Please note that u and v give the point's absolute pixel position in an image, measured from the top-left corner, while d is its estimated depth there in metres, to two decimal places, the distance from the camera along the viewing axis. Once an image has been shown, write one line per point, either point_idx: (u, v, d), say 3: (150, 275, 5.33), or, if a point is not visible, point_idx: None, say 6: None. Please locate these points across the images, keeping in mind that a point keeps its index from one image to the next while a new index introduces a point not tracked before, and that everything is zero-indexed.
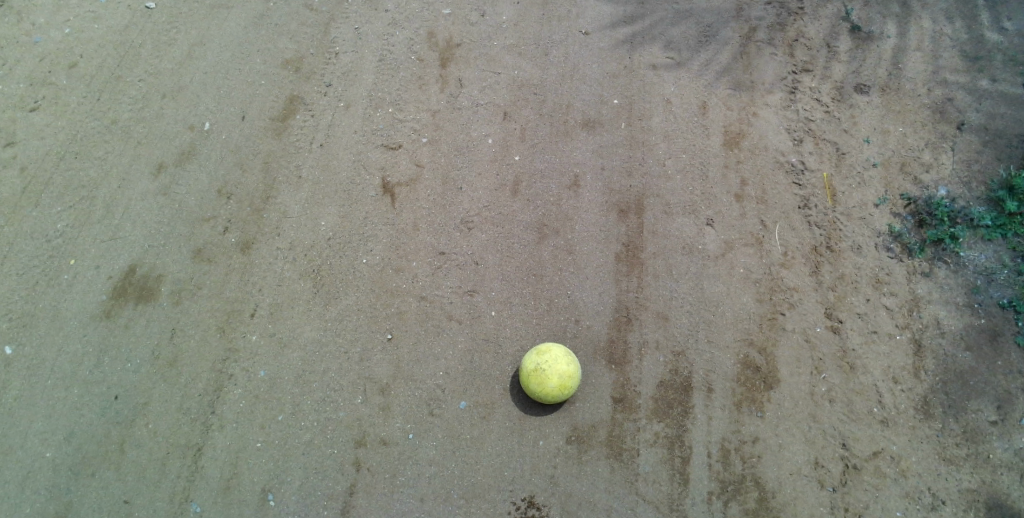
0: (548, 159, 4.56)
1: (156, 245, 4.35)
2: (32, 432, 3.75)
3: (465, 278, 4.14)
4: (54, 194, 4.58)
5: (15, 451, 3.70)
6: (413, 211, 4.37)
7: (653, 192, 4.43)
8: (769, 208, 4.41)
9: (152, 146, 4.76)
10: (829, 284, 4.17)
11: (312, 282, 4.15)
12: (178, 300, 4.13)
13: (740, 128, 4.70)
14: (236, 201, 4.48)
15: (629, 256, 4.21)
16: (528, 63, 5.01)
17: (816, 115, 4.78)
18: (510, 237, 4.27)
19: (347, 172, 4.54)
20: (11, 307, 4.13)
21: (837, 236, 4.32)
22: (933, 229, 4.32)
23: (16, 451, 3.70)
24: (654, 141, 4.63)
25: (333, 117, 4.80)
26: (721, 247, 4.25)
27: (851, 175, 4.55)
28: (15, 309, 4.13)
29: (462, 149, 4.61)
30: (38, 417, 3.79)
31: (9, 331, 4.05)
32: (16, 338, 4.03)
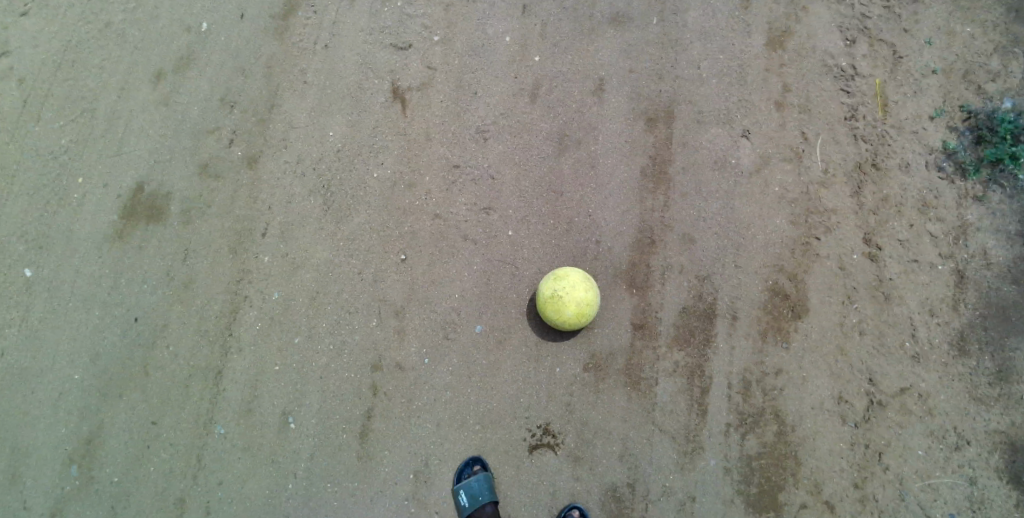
0: (570, 60, 4.10)
1: (162, 161, 4.17)
2: (60, 353, 3.85)
3: (481, 195, 3.90)
4: (54, 108, 4.31)
5: (44, 373, 3.83)
6: (425, 120, 4.05)
7: (683, 98, 4.04)
8: (812, 119, 4.03)
9: (151, 53, 4.37)
10: (871, 207, 3.88)
11: (322, 199, 3.95)
12: (188, 219, 4.01)
13: (785, 26, 4.16)
14: (240, 111, 4.19)
15: (656, 172, 3.91)
16: None
17: (873, 11, 4.17)
18: (529, 149, 3.97)
19: (353, 76, 4.16)
20: (25, 228, 4.08)
21: (885, 152, 3.98)
22: (992, 148, 3.94)
23: (45, 373, 3.83)
24: (688, 40, 4.13)
25: (338, 13, 4.28)
26: (755, 163, 3.94)
27: (907, 81, 4.08)
28: (28, 231, 4.08)
29: (476, 50, 4.14)
30: (62, 339, 3.87)
31: (27, 254, 4.03)
32: (33, 261, 4.02)
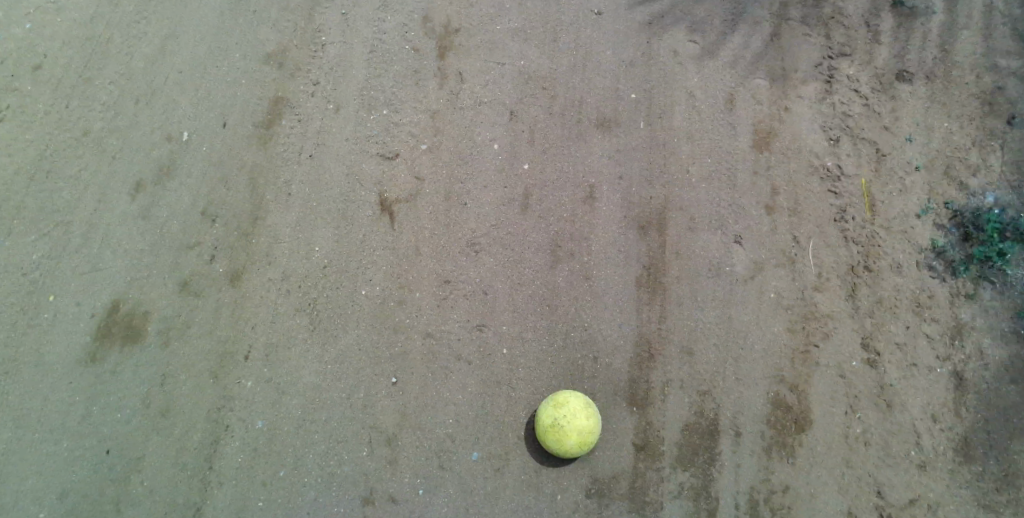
0: (560, 169, 4.18)
1: (141, 277, 4.03)
2: (25, 488, 3.69)
3: (474, 311, 3.90)
4: (25, 221, 4.15)
5: (9, 509, 3.67)
6: (415, 231, 4.06)
7: (675, 205, 4.09)
8: (802, 221, 4.06)
9: (129, 162, 4.27)
10: (866, 309, 3.88)
11: (308, 319, 3.90)
12: (166, 341, 3.88)
13: (771, 126, 4.27)
14: (223, 224, 4.13)
15: (650, 281, 3.94)
16: (535, 51, 4.45)
17: (854, 109, 4.29)
18: (521, 262, 3.99)
19: (341, 187, 4.17)
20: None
21: (876, 253, 3.98)
22: (980, 245, 3.96)
23: (10, 509, 3.67)
24: (676, 144, 4.23)
25: (323, 122, 4.34)
26: (750, 269, 3.96)
27: (892, 180, 4.13)
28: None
29: (465, 157, 4.22)
30: (31, 472, 3.71)
31: None
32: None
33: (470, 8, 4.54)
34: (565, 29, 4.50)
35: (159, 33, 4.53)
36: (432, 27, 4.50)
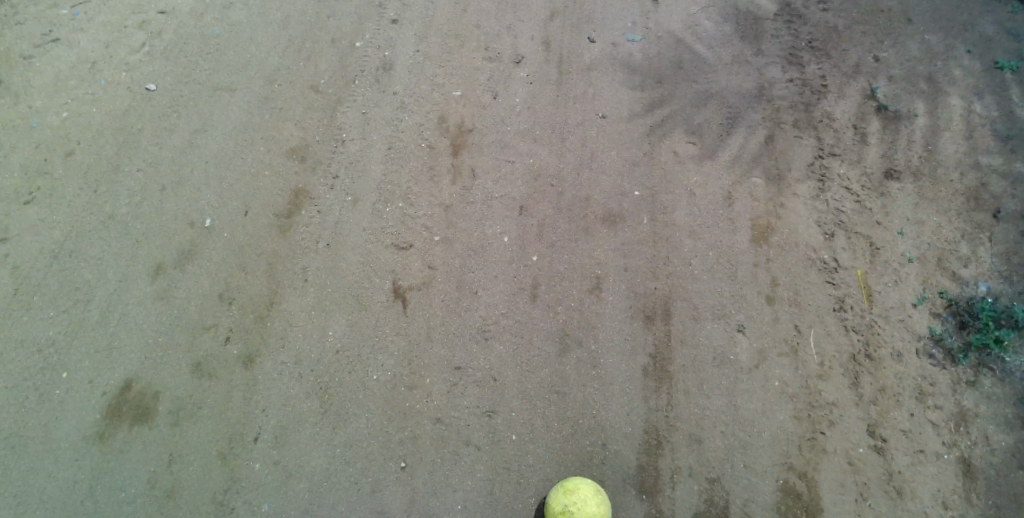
0: (569, 260, 4.39)
1: (156, 357, 4.10)
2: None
3: (484, 397, 3.95)
4: (46, 297, 4.32)
5: None
6: (426, 319, 4.20)
7: (679, 296, 4.26)
8: (803, 311, 4.20)
9: (151, 244, 4.54)
10: (870, 397, 3.93)
11: (319, 402, 3.94)
12: (177, 422, 3.90)
13: (768, 222, 4.53)
14: (239, 308, 4.27)
15: (658, 370, 4.02)
16: (543, 149, 4.89)
17: (846, 206, 4.58)
18: (530, 349, 4.09)
19: (356, 273, 4.37)
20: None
21: (877, 342, 4.09)
22: (977, 333, 4.08)
23: None
24: (678, 239, 4.47)
25: (340, 213, 4.63)
26: (754, 357, 4.05)
27: (886, 270, 4.32)
28: (3, 427, 3.91)
29: (476, 250, 4.45)
30: None
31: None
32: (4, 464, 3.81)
33: (482, 111, 5.09)
34: (571, 130, 4.98)
35: (188, 128, 5.08)
36: (447, 126, 5.02)
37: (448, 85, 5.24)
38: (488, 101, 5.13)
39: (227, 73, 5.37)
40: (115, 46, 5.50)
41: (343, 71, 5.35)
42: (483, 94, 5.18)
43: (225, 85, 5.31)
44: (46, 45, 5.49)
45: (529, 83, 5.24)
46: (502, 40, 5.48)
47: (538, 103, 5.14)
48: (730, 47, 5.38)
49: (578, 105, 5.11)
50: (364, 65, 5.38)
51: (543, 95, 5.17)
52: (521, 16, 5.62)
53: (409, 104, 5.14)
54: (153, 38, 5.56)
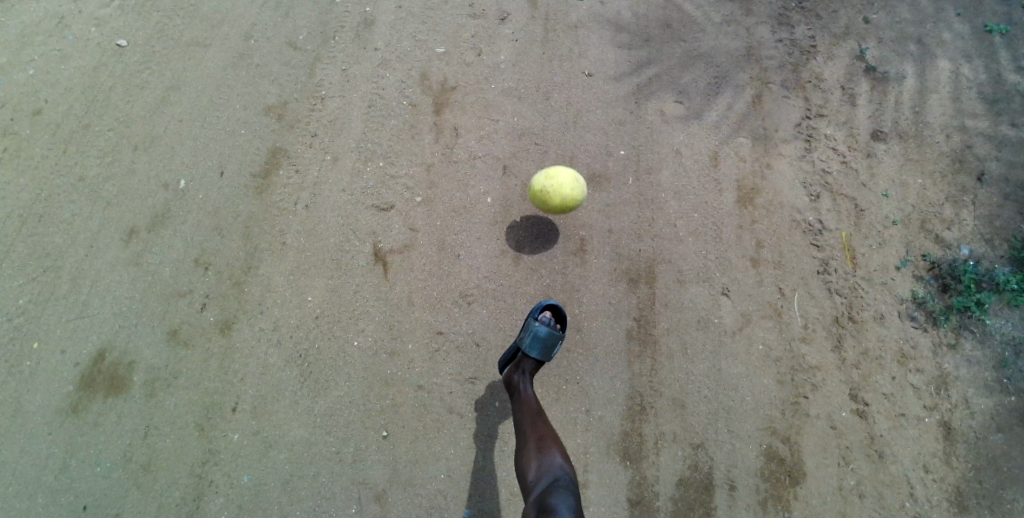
0: (554, 222, 4.31)
1: (128, 324, 4.00)
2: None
3: (466, 363, 3.91)
4: (15, 263, 4.18)
5: None
6: (408, 283, 4.12)
7: (664, 258, 4.21)
8: (788, 273, 4.18)
9: (124, 208, 4.39)
10: (853, 360, 3.94)
11: (299, 371, 3.88)
12: (152, 392, 3.82)
13: (753, 183, 4.47)
14: (216, 273, 4.16)
15: (642, 334, 4.00)
16: (528, 109, 4.76)
17: (832, 167, 4.54)
18: (512, 313, 4.04)
19: (336, 237, 4.26)
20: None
21: (860, 304, 4.08)
22: (959, 296, 4.09)
23: None
24: (663, 199, 4.40)
25: (320, 171, 4.50)
26: (738, 321, 4.03)
27: (870, 233, 4.30)
28: None
29: (460, 209, 4.35)
30: None
31: None
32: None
33: (465, 68, 4.93)
34: (556, 89, 4.84)
35: (162, 85, 4.89)
36: (429, 84, 4.86)
37: (431, 41, 5.06)
38: (472, 58, 4.97)
39: (200, 29, 5.16)
40: (83, 1, 5.25)
41: (322, 26, 5.15)
42: (466, 51, 5.01)
43: (199, 41, 5.09)
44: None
45: (516, 40, 5.07)
46: None
47: (525, 61, 4.99)
48: (721, 6, 5.27)
49: (565, 64, 4.96)
50: (344, 20, 5.18)
51: (530, 53, 5.02)
52: None
53: (390, 61, 4.97)
54: None
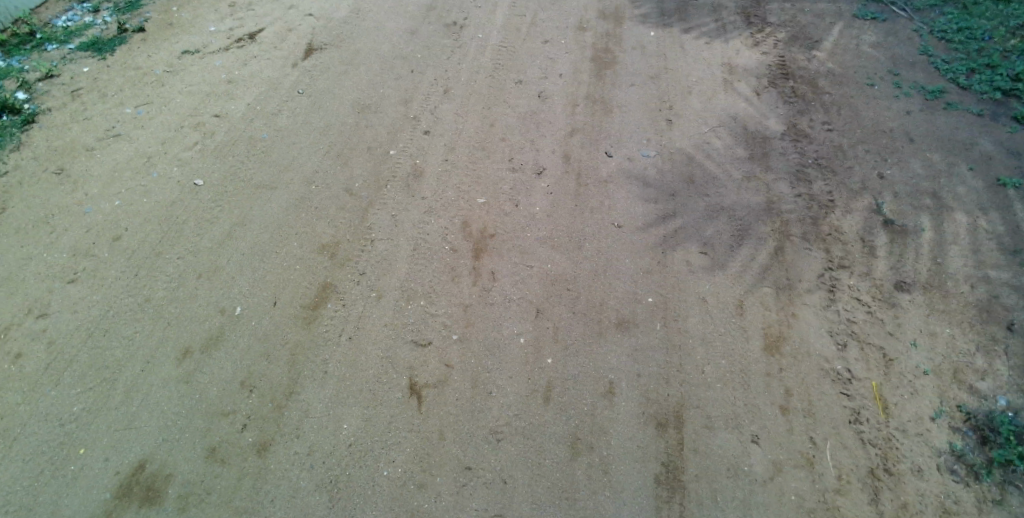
0: (582, 363, 4.46)
1: (170, 439, 4.19)
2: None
3: (493, 499, 3.90)
4: (76, 373, 4.51)
5: None
6: (440, 416, 4.24)
7: (692, 402, 4.26)
8: (818, 423, 4.15)
9: (180, 329, 4.74)
10: (892, 514, 3.80)
11: (328, 496, 3.93)
12: (184, 506, 3.93)
13: (779, 331, 4.59)
14: (258, 396, 4.37)
15: (670, 478, 3.96)
16: (560, 256, 5.10)
17: (858, 316, 4.65)
18: (542, 453, 4.06)
19: (374, 368, 4.47)
20: (10, 497, 3.98)
21: (896, 456, 4.01)
22: (1000, 448, 4.02)
23: None
24: (691, 345, 4.54)
25: (363, 308, 4.82)
26: (768, 469, 3.98)
27: (901, 383, 4.31)
28: (12, 499, 3.98)
29: (493, 348, 4.55)
30: None
31: None
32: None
33: (503, 218, 5.39)
34: (587, 238, 5.21)
35: (230, 220, 5.44)
36: (470, 231, 5.29)
37: (472, 192, 5.58)
38: (510, 209, 5.44)
39: (269, 174, 5.81)
40: (169, 143, 6.08)
41: (375, 176, 5.76)
42: (505, 202, 5.50)
43: (266, 184, 5.72)
44: (107, 139, 6.13)
45: (550, 193, 5.57)
46: (524, 152, 5.92)
47: (558, 212, 5.43)
48: (741, 164, 5.75)
49: (596, 215, 5.39)
50: (396, 170, 5.80)
51: (563, 204, 5.47)
52: (543, 131, 6.11)
53: (435, 208, 5.46)
54: (205, 139, 6.12)
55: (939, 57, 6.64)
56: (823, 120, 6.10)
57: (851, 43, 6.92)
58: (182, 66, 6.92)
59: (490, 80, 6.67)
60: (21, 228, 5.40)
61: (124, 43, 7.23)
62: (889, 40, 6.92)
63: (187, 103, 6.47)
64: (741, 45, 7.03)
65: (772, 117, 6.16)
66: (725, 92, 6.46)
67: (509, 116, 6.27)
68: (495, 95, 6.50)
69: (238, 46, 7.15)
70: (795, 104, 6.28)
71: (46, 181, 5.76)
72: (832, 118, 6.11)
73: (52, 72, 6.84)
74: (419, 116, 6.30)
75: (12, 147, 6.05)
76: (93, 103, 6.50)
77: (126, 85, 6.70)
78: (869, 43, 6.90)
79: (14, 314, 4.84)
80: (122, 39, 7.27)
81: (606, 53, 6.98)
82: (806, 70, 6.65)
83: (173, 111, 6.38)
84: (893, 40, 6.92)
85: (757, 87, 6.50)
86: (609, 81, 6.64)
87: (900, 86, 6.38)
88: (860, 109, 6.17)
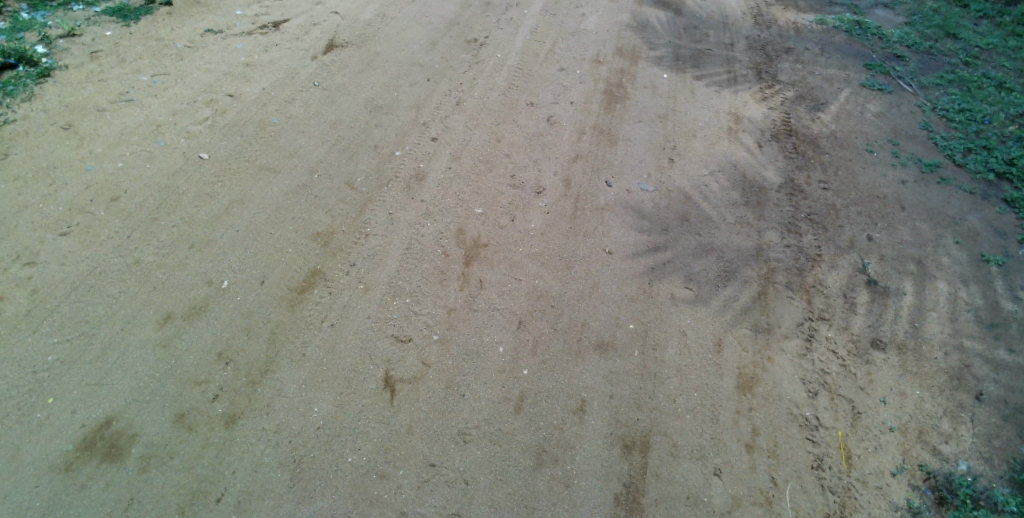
0: (557, 379, 4.51)
1: (140, 400, 4.19)
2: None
3: (452, 498, 3.91)
4: (54, 324, 4.52)
5: None
6: (410, 412, 4.26)
7: (660, 429, 4.31)
8: (781, 464, 4.21)
9: (165, 294, 4.76)
10: None
11: (289, 474, 3.93)
12: (145, 467, 3.91)
13: (753, 372, 4.66)
14: (233, 369, 4.38)
15: (629, 500, 3.99)
16: (549, 273, 5.18)
17: (831, 367, 4.74)
18: (507, 460, 4.09)
19: (352, 358, 4.50)
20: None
21: (853, 506, 4.07)
22: (955, 510, 4.10)
23: None
24: (666, 374, 4.60)
25: (349, 298, 4.86)
26: (727, 503, 4.02)
27: (866, 436, 4.39)
28: None
29: (471, 353, 4.60)
30: None
31: None
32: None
33: (498, 230, 5.48)
34: (577, 260, 5.30)
35: (229, 197, 5.50)
36: (463, 238, 5.37)
37: (471, 202, 5.68)
38: (506, 222, 5.54)
39: (275, 158, 5.89)
40: (180, 115, 6.16)
41: (378, 174, 5.85)
42: (502, 215, 5.60)
43: (270, 167, 5.80)
44: (120, 103, 6.20)
45: (547, 212, 5.67)
46: (527, 171, 6.04)
47: (553, 231, 5.52)
48: (735, 209, 5.89)
49: (589, 239, 5.48)
50: (399, 171, 5.90)
51: (558, 225, 5.58)
52: (548, 154, 6.24)
53: (433, 212, 5.55)
54: (216, 116, 6.21)
55: (938, 133, 6.86)
56: (819, 178, 6.27)
57: (855, 110, 7.14)
58: (203, 44, 7.03)
59: (503, 99, 6.82)
60: (21, 176, 5.43)
61: (150, 14, 7.35)
62: (892, 111, 7.15)
63: (203, 80, 6.57)
64: (749, 97, 7.25)
65: (771, 169, 6.33)
66: (729, 139, 6.63)
67: (517, 134, 6.41)
68: (506, 113, 6.65)
69: (261, 33, 7.29)
70: (795, 160, 6.46)
71: (53, 135, 5.81)
72: (828, 177, 6.29)
73: (75, 31, 6.93)
74: (429, 123, 6.43)
75: (23, 98, 6.10)
76: (111, 67, 6.58)
77: (146, 54, 6.80)
78: (873, 112, 7.12)
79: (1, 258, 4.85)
80: (148, 10, 7.39)
81: (619, 88, 7.17)
82: (809, 129, 6.85)
83: (189, 85, 6.48)
84: (896, 112, 7.15)
85: (760, 139, 6.68)
86: (618, 114, 6.80)
87: (898, 155, 6.58)
88: (857, 172, 6.35)
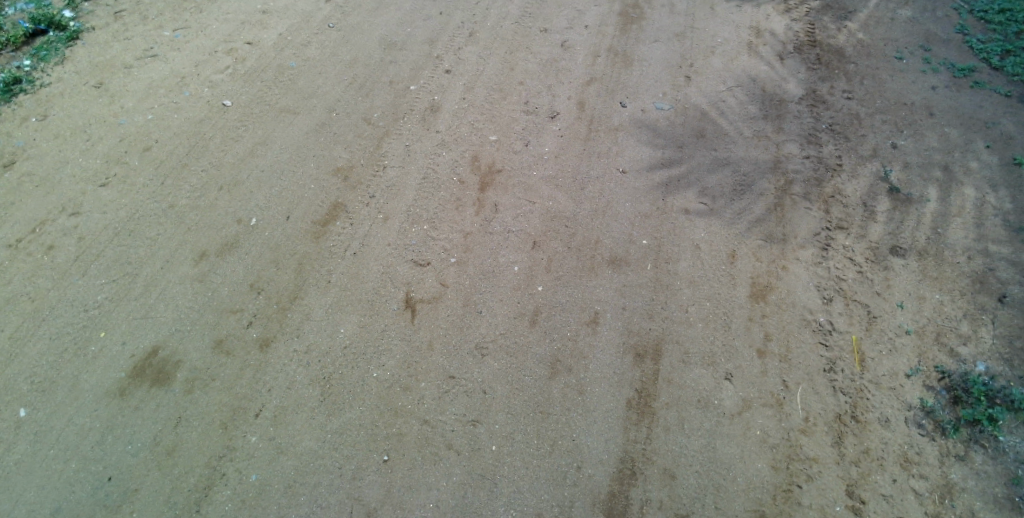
0: (571, 293, 4.64)
1: (182, 330, 4.52)
2: (22, 498, 3.89)
3: (471, 406, 4.16)
4: (101, 266, 4.86)
5: None
6: (430, 329, 4.48)
7: (672, 338, 4.43)
8: (792, 368, 4.29)
9: (199, 234, 5.03)
10: (852, 457, 3.96)
11: (320, 390, 4.23)
12: (190, 388, 4.26)
13: (767, 282, 4.70)
14: (265, 298, 4.66)
15: (640, 404, 4.17)
16: (563, 195, 5.24)
17: (848, 274, 4.73)
18: (522, 370, 4.29)
19: (374, 282, 4.72)
20: (35, 369, 4.36)
21: (864, 405, 4.14)
22: (969, 408, 4.12)
23: None
24: (678, 286, 4.68)
25: (370, 228, 5.04)
26: (738, 405, 4.15)
27: (881, 339, 4.41)
28: (38, 371, 4.35)
29: (487, 273, 4.76)
30: (31, 485, 3.93)
31: (28, 395, 4.25)
32: (33, 401, 4.23)
33: (512, 155, 5.54)
34: (591, 181, 5.33)
35: (252, 140, 5.69)
36: (478, 166, 5.46)
37: (486, 130, 5.73)
38: (520, 148, 5.59)
39: (294, 100, 6.02)
40: (202, 66, 6.32)
41: (394, 109, 5.93)
42: (516, 141, 5.64)
43: (290, 109, 5.94)
44: (144, 58, 6.39)
45: (561, 136, 5.68)
46: (541, 97, 6.01)
47: (566, 154, 5.55)
48: (754, 123, 5.78)
49: (603, 160, 5.49)
50: (414, 105, 5.96)
51: (572, 148, 5.59)
52: (562, 79, 6.18)
53: (448, 142, 5.63)
54: (236, 64, 6.34)
55: (974, 36, 6.48)
56: (843, 87, 6.06)
57: (885, 16, 6.79)
58: None
59: (516, 28, 6.73)
60: (60, 133, 5.72)
61: None
62: (925, 15, 6.76)
63: (221, 30, 6.68)
64: (771, 10, 6.96)
65: (792, 81, 6.15)
66: (748, 53, 6.44)
67: (530, 62, 6.35)
68: (519, 41, 6.57)
69: None
70: (818, 71, 6.24)
71: (86, 93, 6.06)
72: (853, 87, 6.06)
73: None
74: (443, 56, 6.42)
75: (56, 61, 6.35)
76: (134, 25, 6.74)
77: (166, 9, 6.93)
78: (904, 18, 6.76)
79: (48, 210, 5.18)
80: None
81: (635, 9, 6.97)
82: (834, 38, 6.57)
83: (208, 36, 6.61)
84: (930, 16, 6.76)
85: (781, 51, 6.46)
86: (634, 36, 6.65)
87: (929, 60, 6.27)
88: (884, 80, 6.10)
